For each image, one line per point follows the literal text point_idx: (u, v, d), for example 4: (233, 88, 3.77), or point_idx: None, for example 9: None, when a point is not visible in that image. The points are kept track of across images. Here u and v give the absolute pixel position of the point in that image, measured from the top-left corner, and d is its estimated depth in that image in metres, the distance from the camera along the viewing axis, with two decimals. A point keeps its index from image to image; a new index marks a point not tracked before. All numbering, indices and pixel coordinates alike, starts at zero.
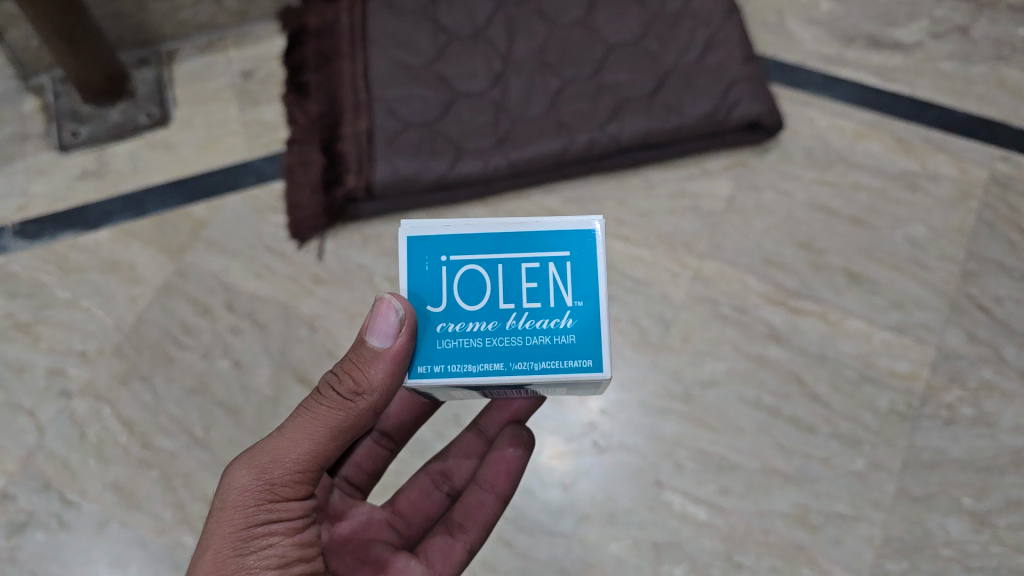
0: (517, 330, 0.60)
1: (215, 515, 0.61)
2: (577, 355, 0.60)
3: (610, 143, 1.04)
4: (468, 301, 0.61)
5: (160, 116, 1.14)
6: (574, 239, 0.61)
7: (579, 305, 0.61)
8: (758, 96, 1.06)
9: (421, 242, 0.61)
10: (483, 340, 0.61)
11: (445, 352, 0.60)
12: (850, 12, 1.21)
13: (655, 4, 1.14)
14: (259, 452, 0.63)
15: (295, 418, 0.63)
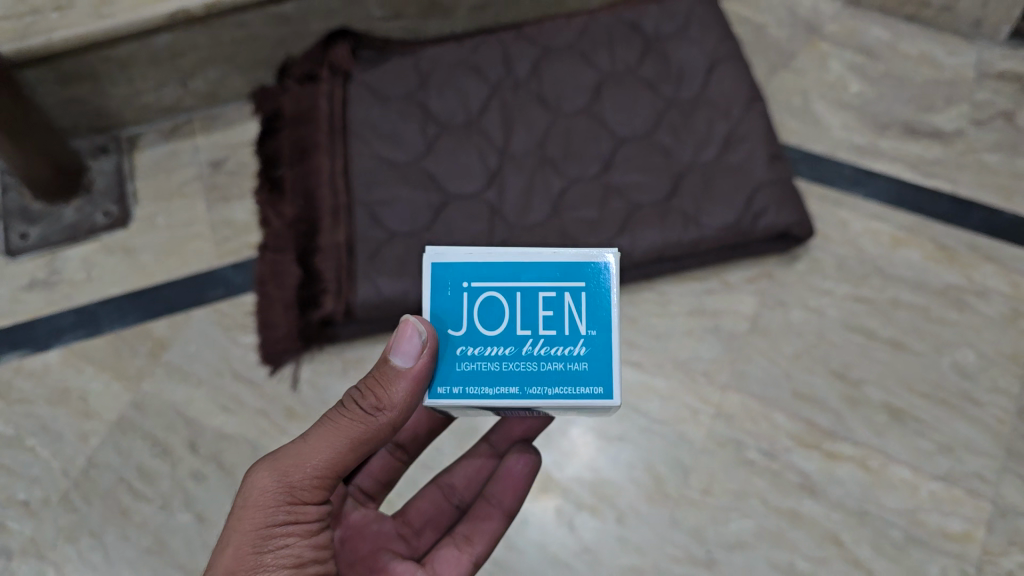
0: (533, 356, 0.57)
1: (236, 512, 0.60)
2: (589, 382, 0.56)
3: (621, 259, 0.92)
4: (484, 326, 0.57)
5: (119, 214, 1.02)
6: (590, 269, 0.58)
7: (593, 333, 0.57)
8: (787, 203, 0.94)
9: (440, 267, 0.58)
10: (499, 366, 0.57)
11: (463, 374, 0.57)
12: (882, 95, 1.10)
13: (668, 90, 1.02)
14: (280, 456, 0.60)
15: (318, 425, 0.61)
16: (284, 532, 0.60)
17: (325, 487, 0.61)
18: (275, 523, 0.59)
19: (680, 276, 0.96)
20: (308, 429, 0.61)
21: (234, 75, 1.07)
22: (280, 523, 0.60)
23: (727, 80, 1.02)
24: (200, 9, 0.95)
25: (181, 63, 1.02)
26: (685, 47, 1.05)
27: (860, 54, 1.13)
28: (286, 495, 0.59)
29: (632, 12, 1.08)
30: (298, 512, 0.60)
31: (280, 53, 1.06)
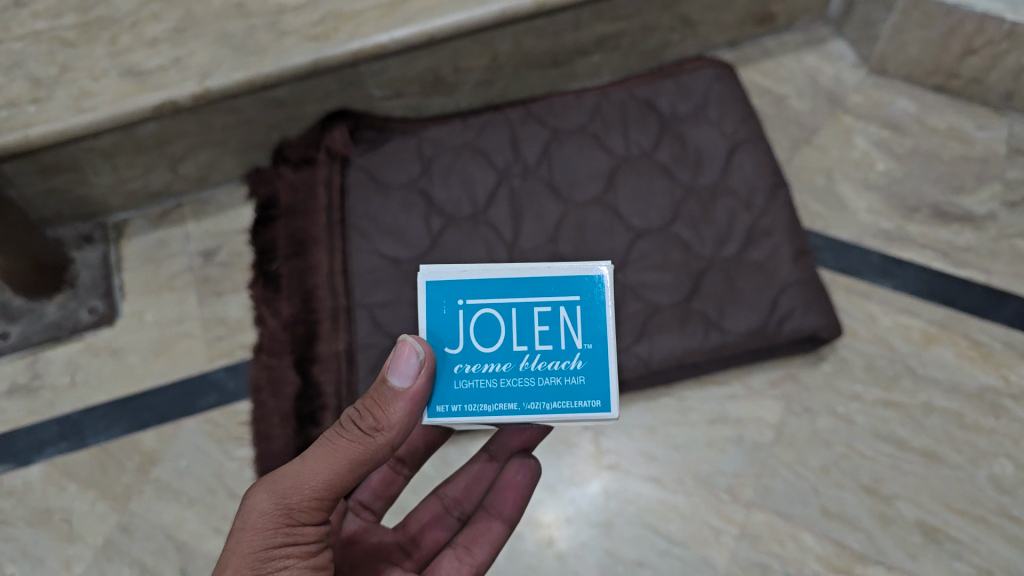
0: (530, 371, 0.65)
1: (236, 534, 0.63)
2: (586, 395, 0.65)
3: (639, 368, 0.87)
4: (482, 341, 0.65)
5: (105, 312, 0.96)
6: (580, 284, 0.67)
7: (587, 347, 0.66)
8: (815, 305, 0.89)
9: (442, 286, 0.66)
10: (497, 381, 0.65)
11: (462, 391, 0.65)
12: (909, 174, 1.05)
13: (686, 177, 0.97)
14: (279, 477, 0.63)
15: (315, 447, 0.64)
16: (283, 553, 0.62)
17: (324, 509, 0.64)
18: (275, 544, 0.62)
19: (700, 379, 0.91)
20: (306, 454, 0.64)
21: (227, 158, 1.01)
22: (280, 543, 0.62)
23: (748, 166, 0.97)
24: (188, 100, 0.89)
25: (170, 149, 0.96)
26: (703, 129, 0.99)
27: (885, 128, 1.08)
28: (284, 517, 0.62)
29: (646, 90, 1.02)
30: (297, 533, 0.63)
31: (275, 134, 1.00)
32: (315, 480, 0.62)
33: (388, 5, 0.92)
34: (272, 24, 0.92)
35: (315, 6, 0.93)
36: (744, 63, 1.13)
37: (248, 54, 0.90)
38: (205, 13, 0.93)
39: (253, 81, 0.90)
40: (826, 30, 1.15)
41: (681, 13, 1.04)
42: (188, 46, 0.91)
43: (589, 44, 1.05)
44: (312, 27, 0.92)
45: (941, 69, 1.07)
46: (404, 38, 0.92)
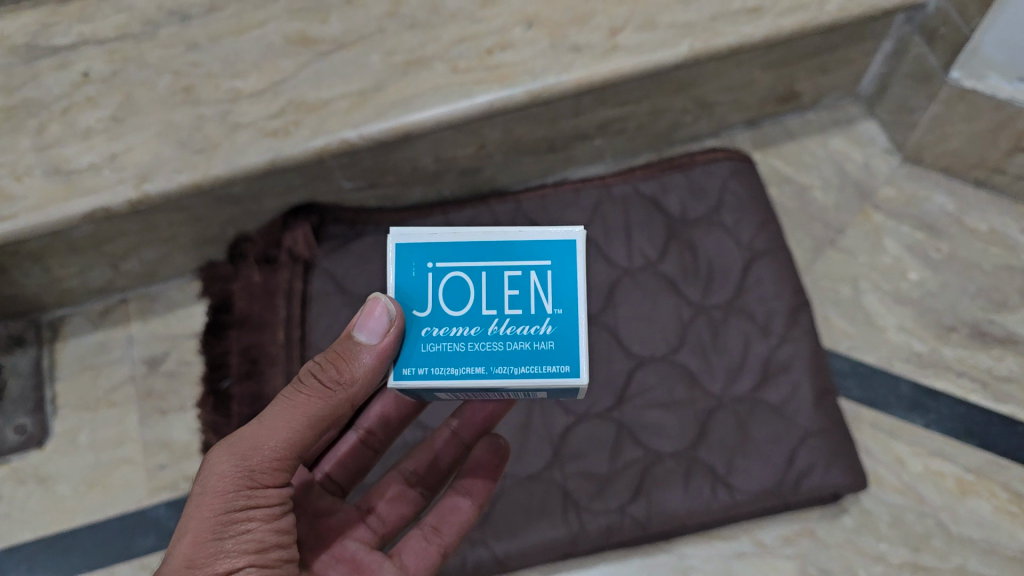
0: (498, 335, 0.52)
1: (193, 501, 0.55)
2: (559, 361, 0.52)
3: (634, 531, 0.77)
4: (449, 305, 0.53)
5: (35, 432, 0.86)
6: (558, 246, 0.54)
7: (560, 312, 0.53)
8: (838, 460, 0.78)
9: (409, 246, 0.54)
10: (465, 346, 0.53)
11: (428, 355, 0.52)
12: (946, 285, 0.93)
13: (695, 294, 0.85)
14: (237, 438, 0.56)
15: (275, 405, 0.57)
16: (248, 516, 0.55)
17: (287, 468, 0.56)
18: (238, 507, 0.55)
19: (702, 533, 0.81)
20: (263, 413, 0.57)
21: (176, 254, 0.89)
22: (243, 506, 0.55)
23: (767, 283, 0.85)
24: (123, 206, 0.77)
25: (109, 249, 0.84)
26: (716, 237, 0.87)
27: (919, 230, 0.96)
28: (246, 478, 0.55)
29: (652, 186, 0.90)
30: (260, 495, 0.55)
31: (231, 230, 0.87)
32: (278, 435, 0.56)
33: (358, 95, 0.80)
34: (223, 115, 0.80)
35: (274, 93, 0.81)
36: (763, 146, 1.01)
37: (193, 152, 0.78)
38: (147, 99, 0.80)
39: (200, 184, 0.78)
40: (856, 107, 1.02)
41: (695, 95, 0.92)
42: (126, 140, 0.79)
43: (590, 129, 0.91)
44: (269, 119, 0.79)
45: (984, 163, 0.93)
46: (376, 133, 0.79)
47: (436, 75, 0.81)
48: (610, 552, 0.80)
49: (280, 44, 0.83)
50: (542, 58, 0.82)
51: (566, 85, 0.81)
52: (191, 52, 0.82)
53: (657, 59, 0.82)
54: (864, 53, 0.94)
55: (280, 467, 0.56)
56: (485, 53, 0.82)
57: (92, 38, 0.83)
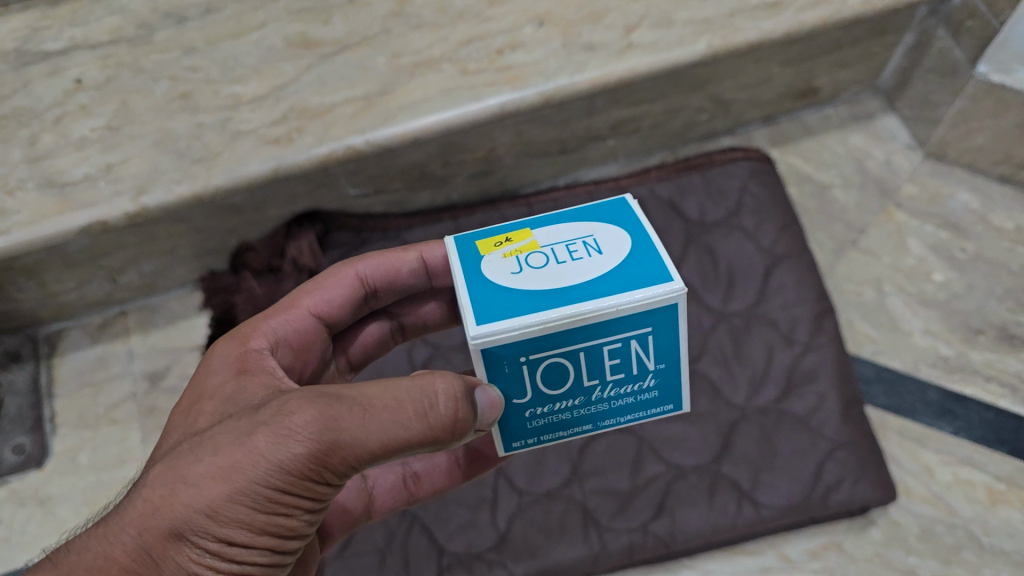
0: (603, 399, 0.46)
1: (249, 448, 0.40)
2: (661, 403, 0.47)
3: (658, 550, 0.74)
4: (547, 387, 0.44)
5: (33, 452, 0.84)
6: (659, 312, 0.42)
7: (662, 365, 0.45)
8: (868, 473, 0.75)
9: (493, 351, 0.42)
10: (570, 412, 0.46)
11: (535, 428, 0.46)
12: (973, 287, 0.90)
13: (715, 300, 0.83)
14: (339, 406, 0.41)
15: (392, 391, 0.41)
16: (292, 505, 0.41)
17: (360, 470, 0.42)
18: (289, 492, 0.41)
19: (726, 549, 0.78)
20: (378, 394, 0.41)
21: (177, 266, 0.86)
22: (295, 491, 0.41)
23: (789, 289, 0.83)
24: (121, 220, 0.74)
25: (106, 262, 0.81)
26: (735, 241, 0.86)
27: (943, 228, 0.92)
28: (318, 470, 0.41)
29: (669, 189, 0.89)
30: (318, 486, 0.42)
31: (233, 239, 0.84)
32: (375, 445, 0.40)
33: (363, 99, 0.77)
34: (223, 123, 0.76)
35: (276, 99, 0.77)
36: (780, 143, 0.98)
37: (192, 162, 0.75)
38: (143, 106, 0.77)
39: (199, 195, 0.74)
40: (875, 101, 1.00)
41: (712, 93, 0.88)
42: (121, 150, 0.76)
43: (604, 129, 0.88)
44: (271, 126, 0.76)
45: (1010, 159, 0.90)
46: (383, 140, 0.76)
47: (444, 78, 0.78)
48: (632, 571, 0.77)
49: (281, 47, 0.80)
50: (555, 58, 0.78)
51: (580, 86, 0.78)
52: (188, 56, 0.79)
53: (675, 57, 0.79)
54: (885, 46, 0.90)
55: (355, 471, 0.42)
56: (496, 54, 0.79)
57: (84, 43, 0.80)
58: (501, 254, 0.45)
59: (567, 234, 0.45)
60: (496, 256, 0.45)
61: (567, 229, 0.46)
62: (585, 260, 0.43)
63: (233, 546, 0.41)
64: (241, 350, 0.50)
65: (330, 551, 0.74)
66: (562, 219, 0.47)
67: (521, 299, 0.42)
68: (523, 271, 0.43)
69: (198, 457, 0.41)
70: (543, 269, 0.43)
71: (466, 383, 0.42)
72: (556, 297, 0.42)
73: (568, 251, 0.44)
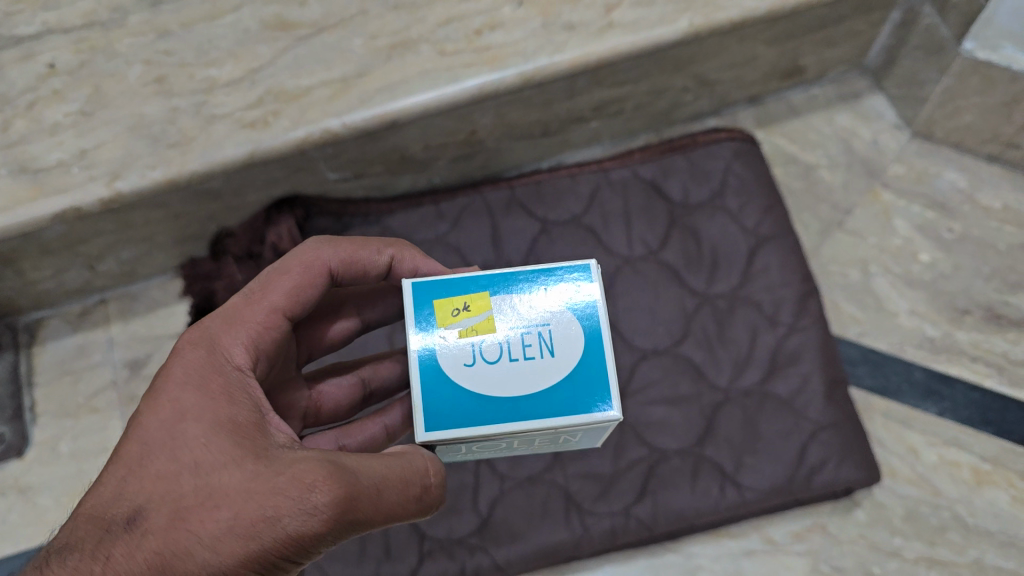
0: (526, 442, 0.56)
1: (274, 519, 0.43)
2: (574, 438, 0.57)
3: (640, 533, 0.74)
4: (483, 445, 0.54)
5: (14, 441, 0.83)
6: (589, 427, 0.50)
7: (580, 436, 0.55)
8: (851, 454, 0.75)
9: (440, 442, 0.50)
10: (499, 445, 0.57)
11: (467, 452, 0.57)
12: (960, 267, 0.89)
13: (698, 283, 0.83)
14: (357, 490, 0.44)
15: (394, 473, 0.47)
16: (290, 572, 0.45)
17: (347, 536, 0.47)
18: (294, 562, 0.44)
19: (710, 532, 0.78)
20: (389, 477, 0.46)
21: (156, 253, 0.85)
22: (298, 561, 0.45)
23: (773, 271, 0.82)
24: (95, 206, 0.73)
25: (84, 250, 0.80)
26: (720, 222, 0.85)
27: (930, 208, 0.92)
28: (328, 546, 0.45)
29: (652, 169, 0.88)
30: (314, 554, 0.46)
31: (212, 225, 0.83)
32: (381, 522, 0.46)
33: (340, 82, 0.76)
34: (198, 107, 0.76)
35: (252, 82, 0.77)
36: (766, 124, 0.96)
37: (167, 147, 0.74)
38: (117, 90, 0.76)
39: (175, 180, 0.74)
40: (862, 81, 0.98)
41: (695, 73, 0.87)
42: (96, 135, 0.75)
43: (586, 111, 0.87)
44: (247, 110, 0.75)
45: (998, 137, 0.89)
46: (360, 122, 0.75)
47: (422, 59, 0.77)
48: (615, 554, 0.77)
49: (256, 29, 0.78)
50: (534, 38, 0.77)
51: (560, 67, 0.77)
52: (163, 40, 0.78)
53: (656, 36, 0.78)
54: (871, 24, 0.89)
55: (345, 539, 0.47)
56: (474, 35, 0.78)
57: (57, 26, 0.79)
58: (458, 330, 0.51)
59: (525, 319, 0.51)
60: (453, 333, 0.51)
61: (527, 314, 0.51)
62: (535, 368, 0.50)
63: None
64: (229, 374, 0.49)
65: None
66: (525, 295, 0.51)
67: (472, 401, 0.50)
68: (475, 363, 0.50)
69: (214, 521, 0.43)
70: (495, 364, 0.50)
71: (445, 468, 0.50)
72: (505, 405, 0.50)
73: (523, 345, 0.51)
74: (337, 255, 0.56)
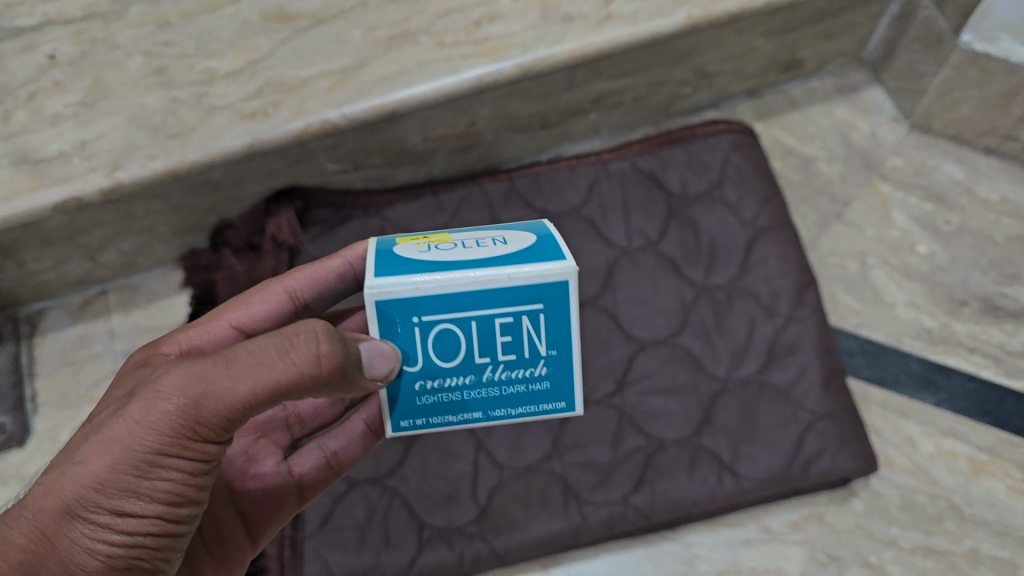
0: (494, 382, 0.49)
1: (130, 420, 0.43)
2: (548, 397, 0.50)
3: (637, 522, 0.74)
4: (438, 358, 0.48)
5: (16, 431, 0.83)
6: (545, 290, 0.47)
7: (553, 354, 0.49)
8: (848, 444, 0.76)
9: (385, 306, 0.46)
10: (460, 395, 0.49)
11: (426, 406, 0.50)
12: (957, 259, 0.89)
13: (696, 274, 0.83)
14: (204, 369, 0.43)
15: (250, 342, 0.43)
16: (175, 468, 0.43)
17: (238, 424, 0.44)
18: (165, 454, 0.43)
19: (708, 521, 0.78)
20: (242, 347, 0.43)
21: (156, 244, 0.85)
22: (170, 453, 0.43)
23: (771, 261, 0.83)
24: (96, 196, 0.73)
25: (84, 241, 0.80)
26: (717, 214, 0.85)
27: (928, 201, 0.92)
28: (189, 427, 0.43)
29: (651, 162, 0.88)
30: (197, 446, 0.43)
31: (212, 216, 0.84)
32: (242, 392, 0.42)
33: (340, 73, 0.76)
34: (198, 98, 0.76)
35: (251, 73, 0.77)
36: (765, 116, 0.96)
37: (167, 137, 0.74)
38: (117, 81, 0.77)
39: (175, 171, 0.74)
40: (860, 74, 0.98)
41: (694, 65, 0.87)
42: (96, 126, 0.75)
43: (585, 103, 0.87)
44: (247, 100, 0.76)
45: (996, 130, 0.89)
46: (360, 113, 0.75)
47: (422, 50, 0.77)
48: (613, 543, 0.78)
49: (256, 21, 0.79)
50: (533, 30, 0.78)
51: (558, 58, 0.77)
52: (163, 31, 0.78)
53: (654, 28, 0.78)
54: (870, 16, 0.89)
55: (230, 425, 0.43)
56: (473, 26, 0.78)
57: (58, 18, 0.79)
58: (416, 243, 0.51)
59: (479, 236, 0.52)
60: (411, 245, 0.51)
61: (481, 233, 0.52)
62: (490, 247, 0.49)
63: (124, 517, 0.43)
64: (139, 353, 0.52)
65: (309, 526, 0.75)
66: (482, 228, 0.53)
67: (423, 266, 0.47)
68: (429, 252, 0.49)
69: (87, 437, 0.44)
70: (449, 251, 0.49)
71: (333, 329, 0.44)
72: (460, 264, 0.47)
73: (477, 243, 0.50)
74: (297, 279, 0.58)
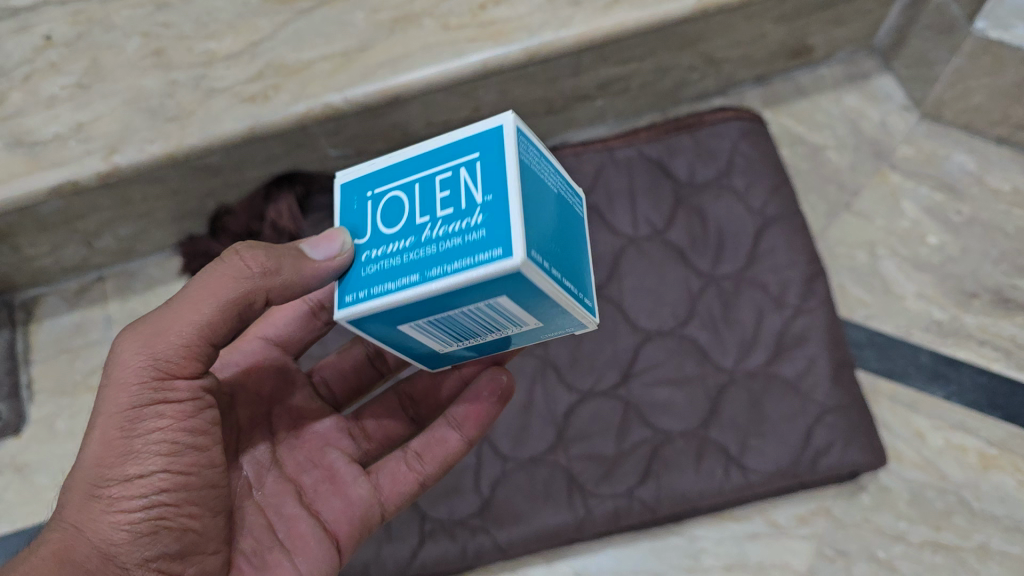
0: (433, 239, 0.39)
1: (101, 394, 0.47)
2: (482, 247, 0.37)
3: (642, 515, 0.73)
4: (384, 225, 0.42)
5: (10, 419, 0.82)
6: (488, 134, 0.40)
7: (489, 199, 0.38)
8: (857, 439, 0.74)
9: (346, 186, 0.46)
10: (399, 261, 0.41)
11: (368, 277, 0.41)
12: (968, 250, 0.88)
13: (704, 264, 0.82)
14: (143, 323, 0.48)
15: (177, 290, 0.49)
16: (156, 420, 0.46)
17: (198, 356, 0.48)
18: (141, 407, 0.46)
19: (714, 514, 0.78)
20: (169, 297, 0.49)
21: (154, 230, 0.84)
22: (147, 403, 0.46)
23: (780, 251, 0.81)
24: (92, 180, 0.71)
25: (80, 226, 0.79)
26: (726, 202, 0.84)
27: (939, 191, 0.90)
28: (150, 369, 0.46)
29: (658, 149, 0.87)
30: (166, 390, 0.47)
31: (211, 202, 0.82)
32: (183, 318, 0.47)
33: (342, 56, 0.75)
34: (197, 80, 0.74)
35: (252, 55, 0.75)
36: (773, 104, 0.95)
37: (166, 121, 0.72)
38: (114, 63, 0.75)
39: (174, 155, 0.72)
40: (870, 62, 0.97)
41: (702, 51, 0.86)
42: (93, 109, 0.73)
43: (592, 89, 0.85)
44: (247, 83, 0.74)
45: (1008, 119, 0.88)
46: (362, 97, 0.73)
47: (426, 33, 0.76)
48: (618, 536, 0.77)
49: (257, 3, 0.77)
50: (539, 13, 0.76)
51: (566, 42, 0.75)
52: (162, 12, 0.77)
53: (663, 12, 0.76)
54: (880, 3, 0.88)
55: (190, 358, 0.47)
56: (478, 9, 0.77)
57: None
58: None
59: None
60: None
61: None
62: None
63: (131, 477, 0.46)
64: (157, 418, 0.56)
65: None
66: None
67: None
68: None
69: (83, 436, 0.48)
70: None
71: (261, 247, 0.47)
72: None
73: None
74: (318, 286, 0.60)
